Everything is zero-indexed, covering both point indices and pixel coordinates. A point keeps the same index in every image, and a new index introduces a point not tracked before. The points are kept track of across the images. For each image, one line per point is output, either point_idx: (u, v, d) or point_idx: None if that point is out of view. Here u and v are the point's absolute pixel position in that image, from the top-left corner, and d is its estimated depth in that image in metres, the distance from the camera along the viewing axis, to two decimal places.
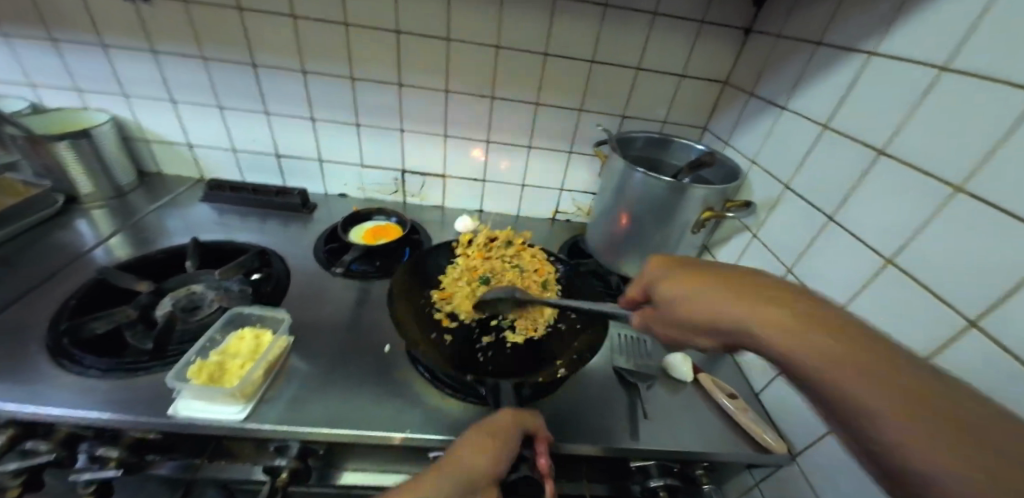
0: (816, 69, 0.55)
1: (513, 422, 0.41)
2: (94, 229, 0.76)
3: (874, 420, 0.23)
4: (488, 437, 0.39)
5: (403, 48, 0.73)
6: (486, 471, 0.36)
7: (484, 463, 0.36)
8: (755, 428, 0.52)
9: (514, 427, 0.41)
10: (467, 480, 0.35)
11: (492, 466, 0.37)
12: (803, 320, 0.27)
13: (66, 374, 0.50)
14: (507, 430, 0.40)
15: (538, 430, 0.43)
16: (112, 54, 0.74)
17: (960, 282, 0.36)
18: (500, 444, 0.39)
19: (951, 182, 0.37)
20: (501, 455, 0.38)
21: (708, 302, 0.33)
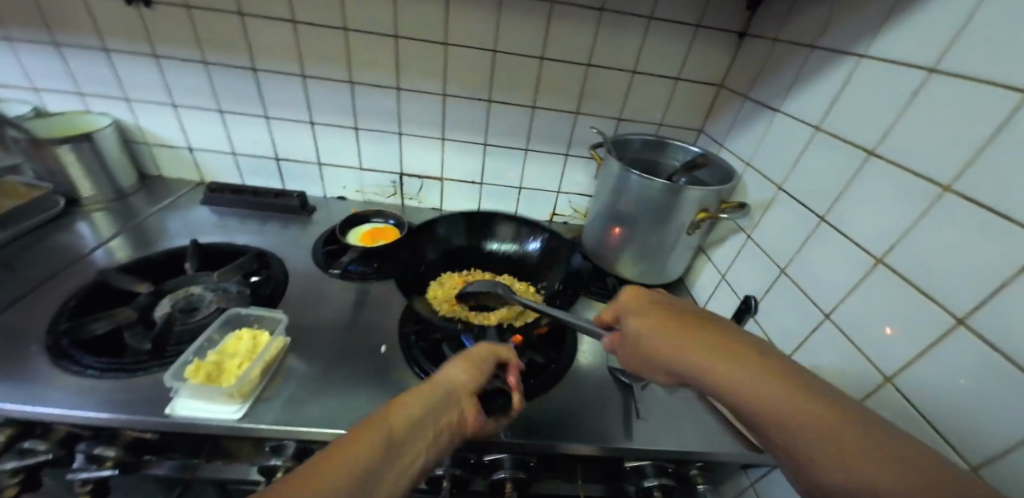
0: (809, 72, 0.56)
1: (488, 350, 0.46)
2: (95, 231, 0.77)
3: (810, 454, 0.25)
4: (465, 362, 0.43)
5: (402, 52, 0.74)
6: (464, 380, 0.40)
7: (462, 377, 0.41)
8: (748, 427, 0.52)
9: (489, 353, 0.46)
10: (449, 388, 0.39)
11: (469, 379, 0.41)
12: (727, 360, 0.31)
13: (64, 374, 0.50)
14: (482, 355, 0.45)
15: (511, 357, 0.48)
16: (114, 58, 0.75)
17: (947, 280, 0.36)
18: (474, 361, 0.44)
19: (940, 182, 0.38)
20: (478, 371, 0.43)
21: (669, 342, 0.36)
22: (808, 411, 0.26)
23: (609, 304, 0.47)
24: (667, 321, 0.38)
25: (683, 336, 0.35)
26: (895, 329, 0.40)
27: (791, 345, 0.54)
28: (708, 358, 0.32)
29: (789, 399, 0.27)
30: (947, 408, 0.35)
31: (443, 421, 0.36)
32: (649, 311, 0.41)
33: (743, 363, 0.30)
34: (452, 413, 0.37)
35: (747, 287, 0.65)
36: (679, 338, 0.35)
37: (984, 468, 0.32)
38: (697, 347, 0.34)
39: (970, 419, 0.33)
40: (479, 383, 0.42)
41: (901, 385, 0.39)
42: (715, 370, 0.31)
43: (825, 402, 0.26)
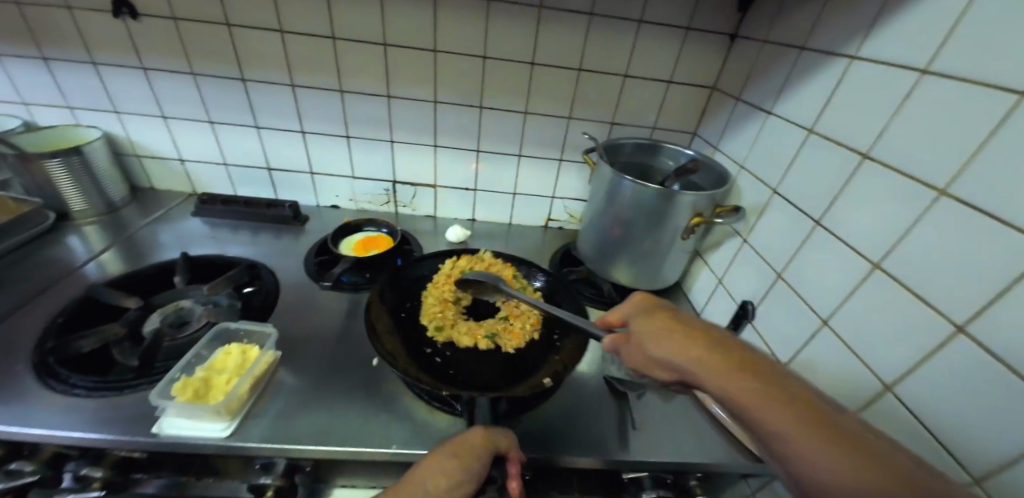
0: (802, 73, 0.55)
1: (485, 445, 0.40)
2: (86, 245, 0.76)
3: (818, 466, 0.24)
4: (454, 457, 0.39)
5: (391, 60, 0.74)
6: (442, 486, 0.37)
7: (441, 480, 0.37)
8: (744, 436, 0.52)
9: (485, 448, 0.40)
10: (423, 493, 0.36)
11: (450, 483, 0.37)
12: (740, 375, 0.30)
13: (52, 394, 0.49)
14: (475, 448, 0.40)
15: (510, 449, 0.42)
16: (102, 71, 0.75)
17: (944, 285, 0.35)
18: (466, 462, 0.38)
19: (935, 185, 0.37)
20: (464, 473, 0.38)
21: (678, 350, 0.35)
22: (807, 426, 0.26)
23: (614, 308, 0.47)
24: (673, 327, 0.37)
25: (690, 346, 0.34)
26: (894, 336, 0.39)
27: (789, 351, 0.53)
28: (709, 370, 0.32)
29: (784, 411, 0.27)
30: (949, 418, 0.34)
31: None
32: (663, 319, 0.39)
33: (745, 376, 0.30)
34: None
35: (744, 292, 0.64)
36: (685, 347, 0.35)
37: (989, 481, 0.31)
38: (703, 357, 0.33)
39: (973, 430, 0.32)
40: (464, 487, 0.38)
41: (901, 394, 0.38)
42: (719, 382, 0.31)
43: (820, 416, 0.26)
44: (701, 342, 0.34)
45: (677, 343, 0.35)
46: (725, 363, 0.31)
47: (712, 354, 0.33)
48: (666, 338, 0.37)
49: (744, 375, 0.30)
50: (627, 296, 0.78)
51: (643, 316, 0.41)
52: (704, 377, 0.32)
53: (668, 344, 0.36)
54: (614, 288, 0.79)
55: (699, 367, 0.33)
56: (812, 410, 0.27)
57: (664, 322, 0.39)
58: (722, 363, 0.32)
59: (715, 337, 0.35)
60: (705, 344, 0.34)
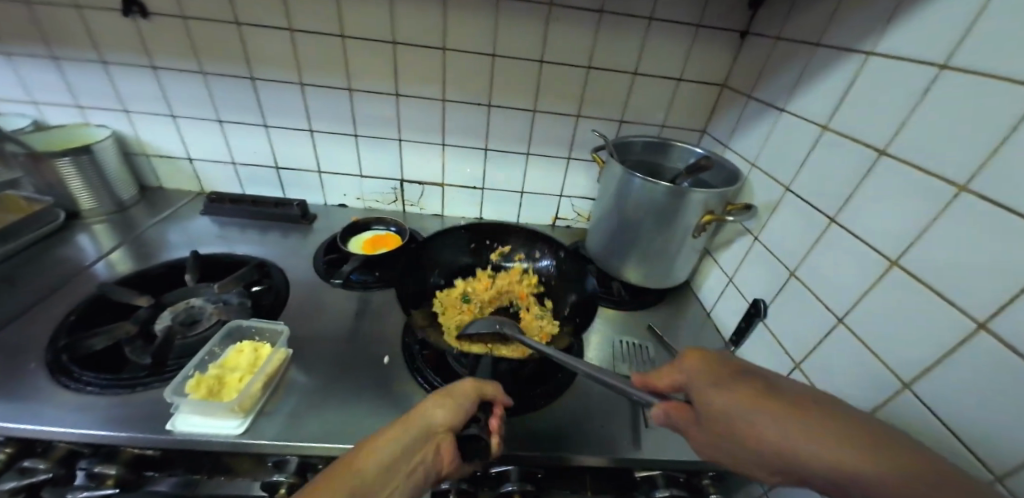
0: (815, 70, 0.55)
1: (475, 388, 0.43)
2: (96, 244, 0.76)
3: None
4: (444, 396, 0.40)
5: (400, 58, 0.74)
6: (443, 421, 0.38)
7: (441, 415, 0.38)
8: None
9: (475, 392, 0.43)
10: (426, 428, 0.37)
11: (449, 419, 0.39)
12: (835, 440, 0.28)
13: (64, 392, 0.50)
14: (466, 391, 0.42)
15: (497, 394, 0.44)
16: (112, 71, 0.75)
17: (964, 283, 0.35)
18: (458, 399, 0.40)
19: (955, 181, 0.36)
20: (459, 410, 0.40)
21: (736, 414, 0.33)
22: (877, 459, 0.26)
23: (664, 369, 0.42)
24: (721, 388, 0.35)
25: (751, 405, 0.33)
26: (912, 334, 0.39)
27: (802, 349, 0.53)
28: (774, 424, 0.31)
29: (885, 469, 0.25)
30: (971, 416, 0.34)
31: (415, 461, 0.35)
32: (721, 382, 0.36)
33: (840, 439, 0.28)
34: (427, 452, 0.37)
35: (755, 290, 0.64)
36: (744, 408, 0.33)
37: (1012, 479, 0.31)
38: (765, 415, 0.32)
39: (996, 429, 0.32)
40: (460, 426, 0.39)
41: (920, 393, 0.38)
42: (791, 440, 0.30)
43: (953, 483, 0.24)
44: (754, 400, 0.33)
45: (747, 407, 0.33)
46: (793, 418, 0.30)
47: (773, 410, 0.31)
48: (721, 398, 0.35)
49: (861, 457, 0.27)
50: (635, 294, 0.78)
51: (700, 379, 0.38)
52: (786, 443, 0.30)
53: (721, 405, 0.35)
54: (622, 287, 0.79)
55: (763, 421, 0.31)
56: (907, 464, 0.25)
57: (709, 373, 0.37)
58: (782, 412, 0.31)
59: (764, 389, 0.34)
60: (758, 400, 0.33)
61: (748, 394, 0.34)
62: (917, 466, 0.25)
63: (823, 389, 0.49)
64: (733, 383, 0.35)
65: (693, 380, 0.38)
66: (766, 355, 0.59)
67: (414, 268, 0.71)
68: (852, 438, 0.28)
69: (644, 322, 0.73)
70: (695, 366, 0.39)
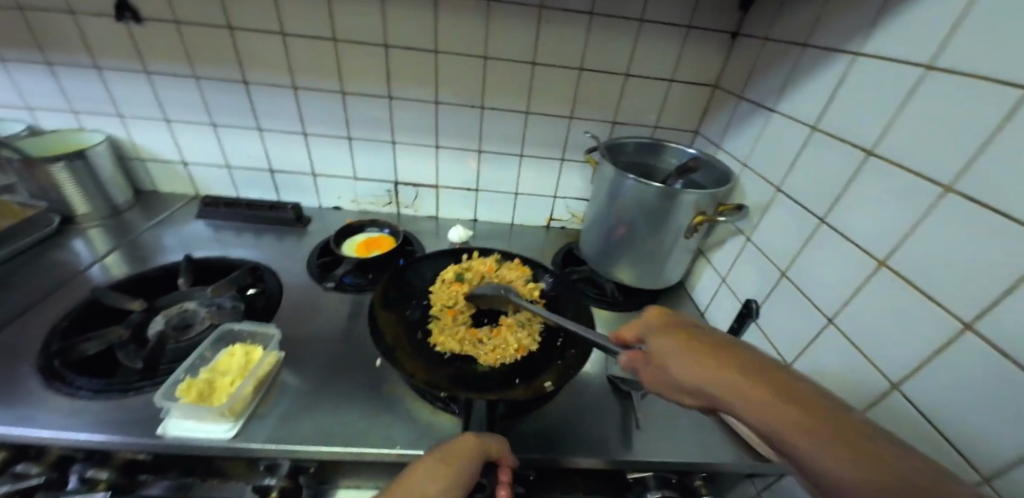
0: (804, 70, 0.55)
1: (479, 446, 0.40)
2: (90, 248, 0.76)
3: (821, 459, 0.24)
4: (445, 463, 0.37)
5: (392, 61, 0.74)
6: (440, 496, 0.35)
7: (437, 486, 0.35)
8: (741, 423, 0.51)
9: (478, 452, 0.40)
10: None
11: (446, 490, 0.35)
12: (747, 380, 0.29)
13: (56, 396, 0.50)
14: (467, 453, 0.39)
15: (502, 453, 0.41)
16: (106, 76, 0.76)
17: (950, 282, 0.35)
18: (458, 467, 0.37)
19: (941, 181, 0.36)
20: (457, 480, 0.37)
21: (688, 363, 0.33)
22: (812, 426, 0.25)
23: (631, 322, 0.44)
24: (682, 339, 0.35)
25: (705, 362, 0.32)
26: (900, 334, 0.39)
27: (794, 350, 0.53)
28: (717, 377, 0.31)
29: (788, 413, 0.26)
30: (958, 416, 0.34)
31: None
32: (672, 334, 0.37)
33: (751, 377, 0.29)
34: None
35: (748, 290, 0.64)
36: (694, 366, 0.33)
37: (997, 480, 0.31)
38: (707, 365, 0.32)
39: (983, 430, 0.32)
40: (459, 496, 0.36)
41: (909, 394, 0.38)
42: (729, 392, 0.30)
43: (851, 431, 0.24)
44: (706, 352, 0.33)
45: (686, 354, 0.34)
46: (739, 376, 0.30)
47: (722, 370, 0.31)
48: (678, 353, 0.35)
49: (764, 395, 0.28)
50: (629, 295, 0.77)
51: (655, 332, 0.39)
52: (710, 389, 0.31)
53: (676, 357, 0.35)
54: (616, 288, 0.79)
55: (696, 369, 0.32)
56: (812, 411, 0.26)
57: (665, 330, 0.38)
58: (710, 359, 0.32)
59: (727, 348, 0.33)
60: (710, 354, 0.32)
61: (705, 346, 0.33)
62: (820, 413, 0.26)
63: (815, 389, 0.49)
64: (694, 341, 0.35)
65: (660, 341, 0.37)
66: None
67: (407, 271, 0.71)
68: (764, 379, 0.29)
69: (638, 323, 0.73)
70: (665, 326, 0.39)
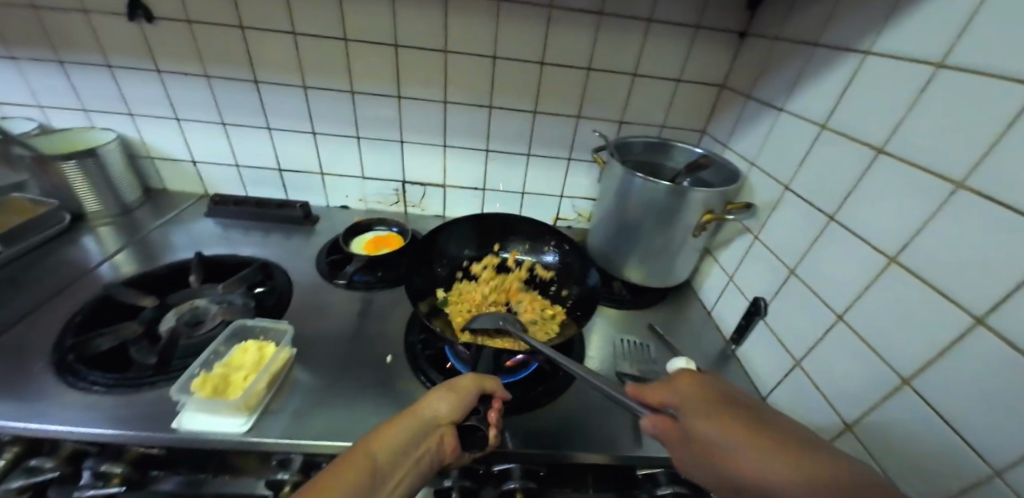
0: (813, 69, 0.55)
1: (476, 379, 0.44)
2: (100, 246, 0.77)
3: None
4: (449, 390, 0.42)
5: (402, 60, 0.74)
6: (446, 414, 0.39)
7: (444, 405, 0.40)
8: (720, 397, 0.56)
9: (477, 385, 0.44)
10: (430, 421, 0.38)
11: (452, 410, 0.40)
12: (774, 446, 0.30)
13: (71, 391, 0.50)
14: (467, 386, 0.43)
15: (497, 388, 0.45)
16: (117, 74, 0.76)
17: (962, 278, 0.35)
18: (461, 392, 0.42)
19: (952, 178, 0.37)
20: (461, 402, 0.41)
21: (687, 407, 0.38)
22: (838, 485, 0.26)
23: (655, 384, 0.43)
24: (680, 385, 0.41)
25: (700, 405, 0.37)
26: (911, 329, 0.39)
27: (803, 347, 0.53)
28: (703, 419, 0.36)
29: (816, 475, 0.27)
30: (969, 411, 0.34)
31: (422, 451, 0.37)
32: (700, 395, 0.38)
33: (777, 446, 0.30)
34: (431, 445, 0.37)
35: (756, 288, 0.64)
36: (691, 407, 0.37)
37: (1011, 474, 0.31)
38: (734, 432, 0.33)
39: (994, 424, 0.32)
40: (460, 415, 0.41)
41: (920, 389, 0.38)
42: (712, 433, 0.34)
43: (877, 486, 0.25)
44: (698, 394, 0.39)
45: (711, 419, 0.35)
46: (768, 441, 0.31)
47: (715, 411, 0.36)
48: (702, 414, 0.36)
49: (793, 460, 0.29)
50: (637, 294, 0.78)
51: (677, 387, 0.40)
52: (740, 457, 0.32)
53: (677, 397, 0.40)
54: (623, 286, 0.79)
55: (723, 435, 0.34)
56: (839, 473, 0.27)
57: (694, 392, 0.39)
58: (735, 425, 0.34)
59: (757, 421, 0.34)
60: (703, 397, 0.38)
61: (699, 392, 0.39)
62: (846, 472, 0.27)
63: (824, 386, 0.49)
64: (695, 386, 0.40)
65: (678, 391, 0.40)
66: (767, 353, 0.59)
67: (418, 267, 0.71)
68: (796, 448, 0.30)
69: (645, 321, 0.73)
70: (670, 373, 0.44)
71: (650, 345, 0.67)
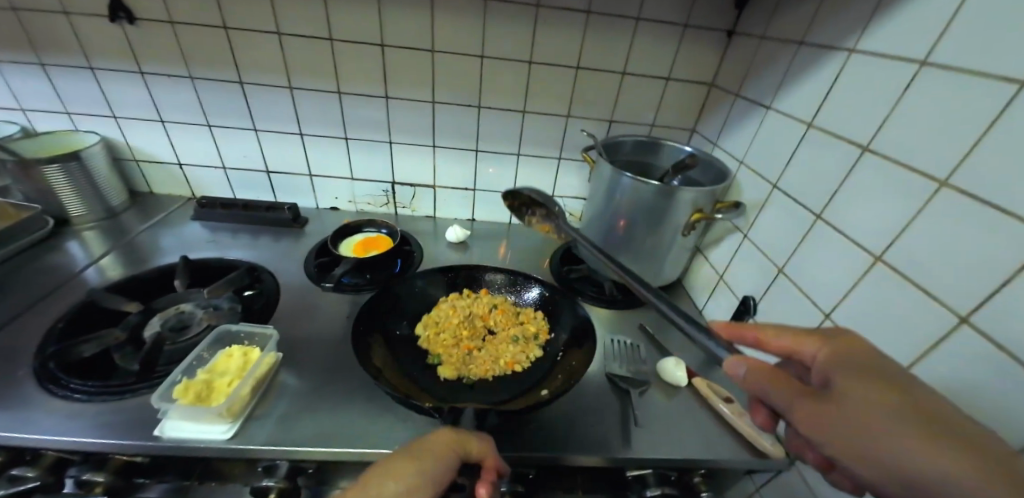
0: (800, 67, 0.55)
1: (452, 438, 0.39)
2: (86, 250, 0.76)
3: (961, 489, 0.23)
4: (416, 458, 0.36)
5: (388, 60, 0.74)
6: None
7: (401, 485, 0.34)
8: (707, 395, 0.56)
9: (454, 445, 0.39)
10: None
11: (408, 490, 0.34)
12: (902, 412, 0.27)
13: (53, 399, 0.49)
14: (441, 452, 0.38)
15: (485, 454, 0.41)
16: (100, 76, 0.75)
17: (947, 277, 0.35)
18: (427, 466, 0.36)
19: (936, 176, 0.37)
20: (431, 472, 0.36)
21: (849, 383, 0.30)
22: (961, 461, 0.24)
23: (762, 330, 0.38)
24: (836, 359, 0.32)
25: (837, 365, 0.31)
26: (897, 328, 0.39)
27: None
28: (876, 405, 0.27)
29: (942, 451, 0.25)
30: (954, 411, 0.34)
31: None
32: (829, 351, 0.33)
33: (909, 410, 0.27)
34: None
35: (745, 287, 0.64)
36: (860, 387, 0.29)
37: None
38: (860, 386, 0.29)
39: (982, 422, 0.32)
40: (431, 491, 0.36)
41: None
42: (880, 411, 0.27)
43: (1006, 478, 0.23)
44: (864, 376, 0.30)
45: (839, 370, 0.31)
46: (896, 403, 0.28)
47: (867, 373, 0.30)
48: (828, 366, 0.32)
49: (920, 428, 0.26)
50: (628, 293, 0.77)
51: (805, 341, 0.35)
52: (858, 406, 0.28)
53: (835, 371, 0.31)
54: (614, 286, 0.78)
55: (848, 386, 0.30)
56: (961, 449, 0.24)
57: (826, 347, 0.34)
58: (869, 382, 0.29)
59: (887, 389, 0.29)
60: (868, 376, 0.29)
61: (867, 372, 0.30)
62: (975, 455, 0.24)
63: None
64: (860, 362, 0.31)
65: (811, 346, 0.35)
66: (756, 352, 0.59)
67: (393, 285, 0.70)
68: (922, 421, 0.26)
69: (636, 320, 0.73)
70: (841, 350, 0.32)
71: (642, 346, 0.66)
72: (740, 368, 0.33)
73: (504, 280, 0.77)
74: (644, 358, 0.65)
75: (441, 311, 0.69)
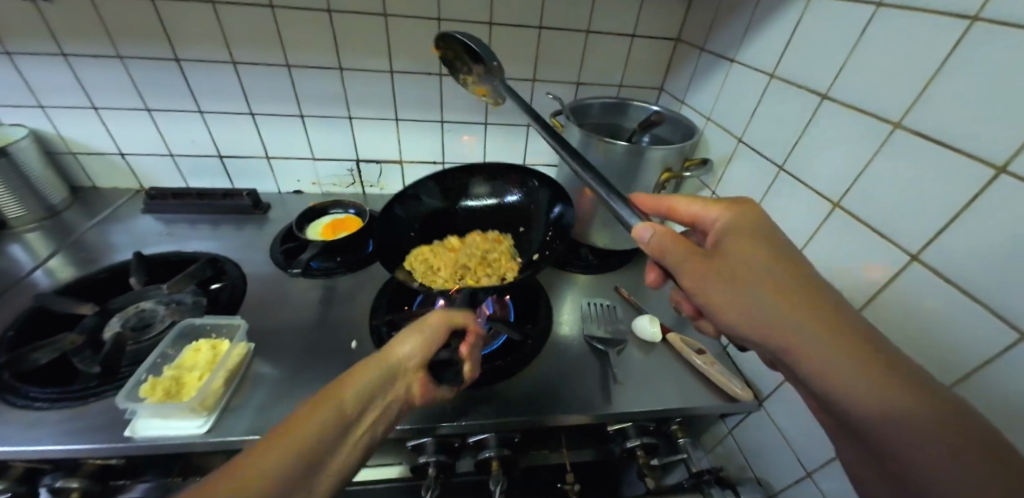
0: (763, 15, 0.54)
1: (444, 316, 0.43)
2: (30, 253, 0.71)
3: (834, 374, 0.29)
4: (415, 329, 0.41)
5: (338, 28, 0.68)
6: (413, 360, 0.39)
7: (407, 348, 0.39)
8: (680, 347, 0.58)
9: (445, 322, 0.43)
10: (397, 366, 0.38)
11: (420, 352, 0.40)
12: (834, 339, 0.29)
13: (13, 409, 0.47)
14: (433, 323, 0.42)
15: (470, 322, 0.45)
16: (17, 62, 0.67)
17: (898, 217, 0.37)
18: (426, 331, 0.41)
19: (891, 119, 0.37)
20: (430, 340, 0.41)
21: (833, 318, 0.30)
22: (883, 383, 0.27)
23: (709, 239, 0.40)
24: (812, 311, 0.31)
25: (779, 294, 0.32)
26: (853, 270, 0.41)
27: None
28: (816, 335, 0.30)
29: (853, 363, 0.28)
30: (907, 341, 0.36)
31: (391, 396, 0.36)
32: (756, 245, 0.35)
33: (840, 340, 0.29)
34: (399, 390, 0.37)
35: None
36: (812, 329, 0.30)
37: None
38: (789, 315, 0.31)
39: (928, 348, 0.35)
40: (430, 354, 0.41)
41: None
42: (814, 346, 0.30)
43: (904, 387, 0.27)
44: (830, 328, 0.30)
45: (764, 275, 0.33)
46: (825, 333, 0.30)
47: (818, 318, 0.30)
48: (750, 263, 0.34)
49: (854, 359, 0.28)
50: (603, 257, 0.78)
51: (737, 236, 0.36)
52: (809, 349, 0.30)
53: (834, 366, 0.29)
54: (591, 252, 0.79)
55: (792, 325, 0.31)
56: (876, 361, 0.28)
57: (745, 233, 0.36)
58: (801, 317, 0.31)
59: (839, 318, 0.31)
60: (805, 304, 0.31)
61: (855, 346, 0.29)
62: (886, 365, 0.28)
63: None
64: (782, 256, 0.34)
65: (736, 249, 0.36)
66: None
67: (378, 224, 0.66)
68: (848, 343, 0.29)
69: (612, 284, 0.74)
70: (739, 212, 0.38)
71: (618, 306, 0.68)
72: (649, 231, 0.35)
73: (484, 188, 0.74)
74: (621, 317, 0.66)
75: (413, 264, 0.61)
